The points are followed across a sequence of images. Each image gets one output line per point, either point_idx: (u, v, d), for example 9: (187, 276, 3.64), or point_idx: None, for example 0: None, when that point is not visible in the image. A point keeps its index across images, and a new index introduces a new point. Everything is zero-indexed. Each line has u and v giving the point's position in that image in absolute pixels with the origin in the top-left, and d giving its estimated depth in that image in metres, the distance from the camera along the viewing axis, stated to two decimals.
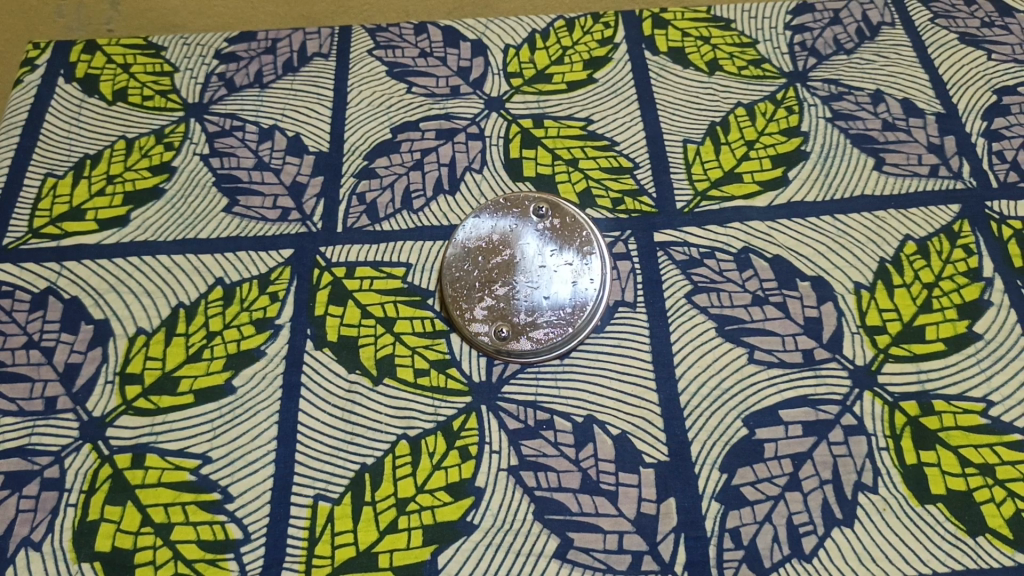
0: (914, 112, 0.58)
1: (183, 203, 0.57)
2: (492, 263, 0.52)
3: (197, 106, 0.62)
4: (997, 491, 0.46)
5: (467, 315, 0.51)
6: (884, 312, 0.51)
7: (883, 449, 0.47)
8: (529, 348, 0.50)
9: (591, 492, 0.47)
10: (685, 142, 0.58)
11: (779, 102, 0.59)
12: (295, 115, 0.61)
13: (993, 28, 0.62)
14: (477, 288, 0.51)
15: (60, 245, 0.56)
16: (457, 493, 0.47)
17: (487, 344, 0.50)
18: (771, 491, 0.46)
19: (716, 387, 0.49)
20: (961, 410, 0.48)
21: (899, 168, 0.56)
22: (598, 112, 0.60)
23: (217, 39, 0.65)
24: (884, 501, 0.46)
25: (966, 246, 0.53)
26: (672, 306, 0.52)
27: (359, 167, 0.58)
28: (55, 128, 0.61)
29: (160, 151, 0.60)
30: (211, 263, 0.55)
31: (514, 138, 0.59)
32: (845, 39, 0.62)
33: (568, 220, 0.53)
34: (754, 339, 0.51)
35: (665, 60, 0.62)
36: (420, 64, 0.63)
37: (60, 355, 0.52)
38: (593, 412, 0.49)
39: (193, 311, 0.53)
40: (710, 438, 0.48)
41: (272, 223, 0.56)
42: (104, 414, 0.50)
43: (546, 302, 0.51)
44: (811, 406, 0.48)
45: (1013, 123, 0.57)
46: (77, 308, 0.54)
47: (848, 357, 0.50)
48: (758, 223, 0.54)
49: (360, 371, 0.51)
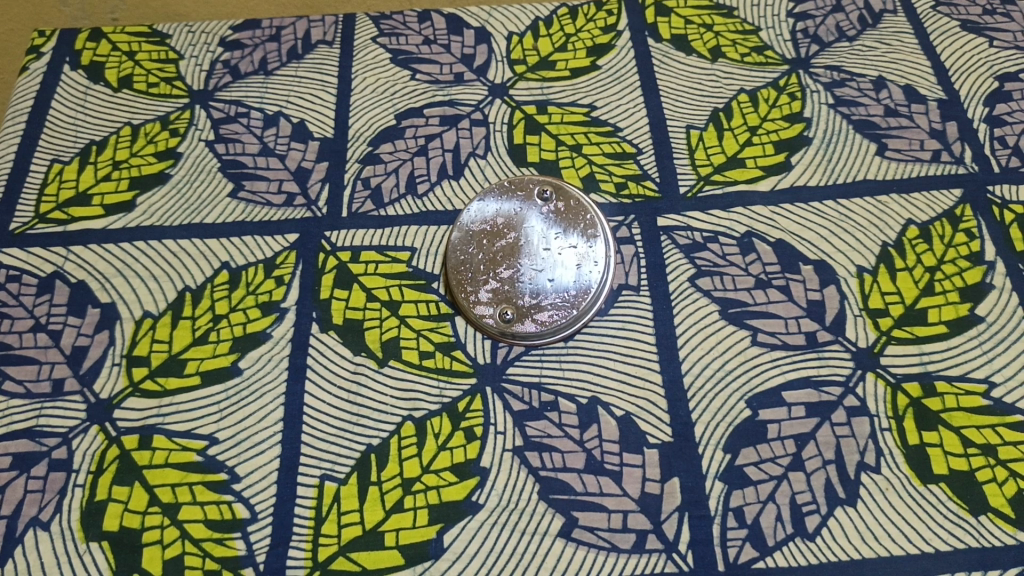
0: (916, 99, 0.59)
1: (189, 189, 0.58)
2: (496, 246, 0.52)
3: (202, 93, 0.62)
4: (1000, 471, 0.46)
5: (472, 298, 0.51)
6: (887, 295, 0.51)
7: (886, 430, 0.47)
8: (533, 330, 0.50)
9: (595, 472, 0.47)
10: (688, 128, 0.58)
11: (781, 88, 0.60)
12: (300, 101, 0.61)
13: (995, 15, 0.62)
14: (481, 272, 0.52)
15: (66, 230, 0.56)
16: (462, 473, 0.48)
17: (491, 326, 0.50)
18: (774, 471, 0.47)
19: (719, 368, 0.50)
20: (963, 391, 0.48)
21: (901, 153, 0.56)
22: (601, 99, 0.60)
23: (222, 27, 0.66)
24: (887, 481, 0.46)
25: (968, 230, 0.53)
26: (676, 289, 0.52)
27: (363, 153, 0.58)
28: (61, 115, 0.62)
29: (165, 138, 0.60)
30: (217, 248, 0.55)
31: (518, 124, 0.59)
32: (848, 26, 0.63)
33: (572, 203, 0.53)
34: (757, 322, 0.51)
35: (668, 47, 0.62)
36: (424, 51, 0.63)
37: (67, 338, 0.52)
38: (597, 394, 0.49)
39: (199, 295, 0.53)
40: (714, 418, 0.48)
41: (277, 208, 0.56)
42: (111, 396, 0.50)
43: (550, 285, 0.51)
44: (814, 387, 0.49)
45: (1015, 110, 0.58)
46: (84, 291, 0.54)
47: (851, 340, 0.50)
48: (761, 208, 0.55)
49: (365, 353, 0.51)
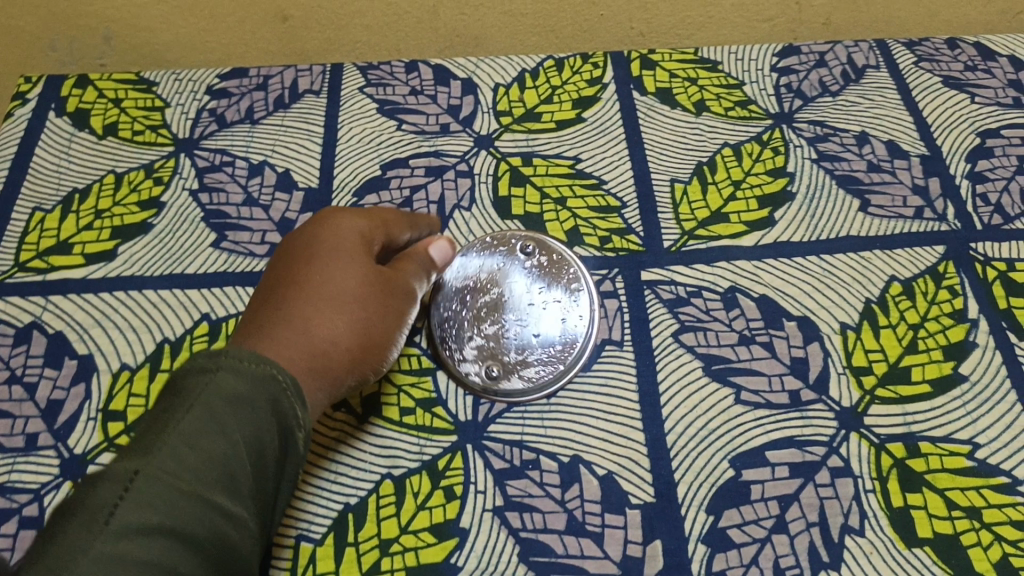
0: (899, 154, 0.59)
1: (171, 238, 0.57)
2: (480, 302, 0.53)
3: (187, 141, 0.62)
4: (984, 534, 0.46)
5: (456, 355, 0.52)
6: (870, 353, 0.51)
7: (870, 492, 0.47)
8: (520, 386, 0.51)
9: (576, 534, 0.46)
10: (673, 181, 0.59)
11: (765, 143, 0.60)
12: (285, 151, 0.61)
13: (976, 72, 0.64)
14: (466, 325, 0.52)
15: (46, 279, 0.56)
16: (441, 534, 0.47)
17: (476, 383, 0.51)
18: (757, 533, 0.46)
19: (702, 427, 0.49)
20: (947, 452, 0.48)
21: (885, 210, 0.57)
22: (586, 151, 0.60)
23: (209, 76, 0.66)
24: (871, 544, 0.46)
25: (951, 287, 0.53)
26: (659, 345, 0.52)
27: (348, 204, 0.58)
28: (44, 162, 0.61)
29: (149, 186, 0.60)
30: (197, 299, 0.54)
31: (503, 176, 0.59)
32: (831, 81, 0.64)
33: (554, 258, 0.54)
34: (740, 379, 0.51)
35: (653, 100, 0.63)
36: (410, 102, 0.64)
37: (43, 391, 0.51)
38: (579, 452, 0.49)
39: (177, 347, 0.53)
40: (697, 478, 0.48)
41: (260, 258, 0.56)
42: (86, 451, 0.49)
43: (536, 340, 0.52)
44: (798, 447, 0.48)
45: (996, 166, 0.59)
46: (62, 343, 0.53)
47: (835, 399, 0.50)
48: (744, 262, 0.55)
49: (345, 408, 0.50)
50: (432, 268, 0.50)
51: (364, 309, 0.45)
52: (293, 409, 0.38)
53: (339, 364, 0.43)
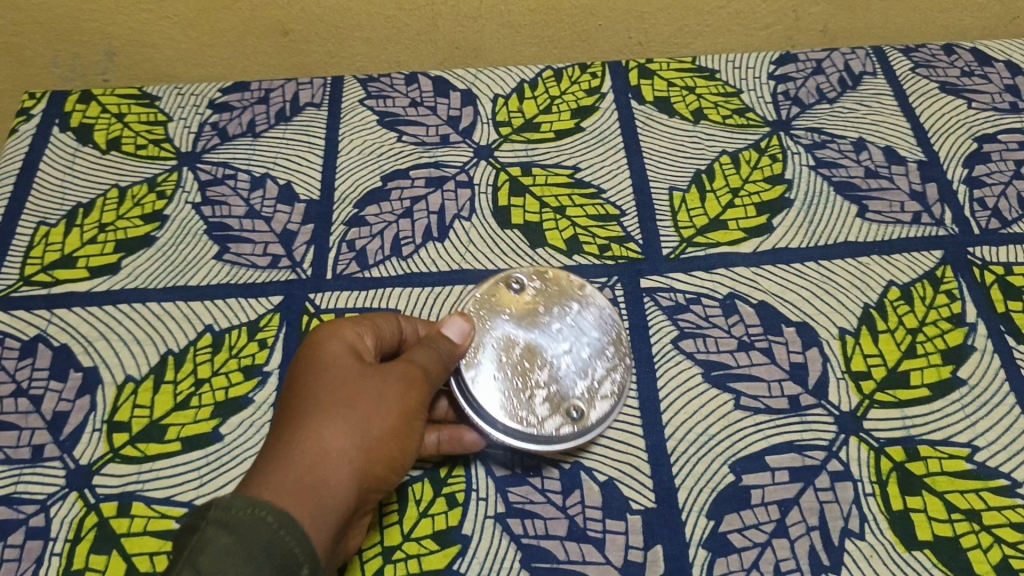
0: (896, 159, 0.60)
1: (174, 251, 0.58)
2: (518, 358, 0.49)
3: (190, 155, 0.63)
4: (984, 537, 0.46)
5: (534, 420, 0.48)
6: (868, 357, 0.51)
7: (869, 495, 0.47)
8: (607, 409, 0.48)
9: (578, 539, 0.46)
10: (671, 190, 0.59)
11: (762, 150, 0.61)
12: (287, 163, 0.62)
13: (973, 77, 0.64)
14: (523, 395, 0.48)
15: (51, 292, 0.56)
16: (444, 541, 0.47)
17: (571, 433, 0.48)
18: (758, 538, 0.46)
19: (702, 433, 0.50)
20: (946, 455, 0.48)
21: (882, 215, 0.57)
22: (585, 160, 0.61)
23: (212, 90, 0.67)
24: (871, 548, 0.46)
25: (949, 292, 0.54)
26: (659, 352, 0.52)
27: (349, 215, 0.59)
28: (48, 177, 0.62)
29: (152, 200, 0.61)
30: (201, 311, 0.55)
31: (503, 185, 0.60)
32: (828, 88, 0.64)
33: (547, 278, 0.52)
34: (739, 385, 0.51)
35: (651, 109, 0.63)
36: (410, 113, 0.64)
37: (48, 404, 0.52)
38: (580, 458, 0.49)
39: (181, 359, 0.53)
40: (697, 484, 0.48)
41: (262, 269, 0.56)
42: (92, 462, 0.50)
43: (583, 367, 0.49)
44: (798, 452, 0.49)
45: (993, 171, 0.59)
46: (67, 355, 0.54)
47: (834, 404, 0.50)
48: (743, 269, 0.55)
49: None
50: (450, 351, 0.46)
51: (353, 409, 0.42)
52: (295, 545, 0.36)
53: (339, 478, 0.40)
